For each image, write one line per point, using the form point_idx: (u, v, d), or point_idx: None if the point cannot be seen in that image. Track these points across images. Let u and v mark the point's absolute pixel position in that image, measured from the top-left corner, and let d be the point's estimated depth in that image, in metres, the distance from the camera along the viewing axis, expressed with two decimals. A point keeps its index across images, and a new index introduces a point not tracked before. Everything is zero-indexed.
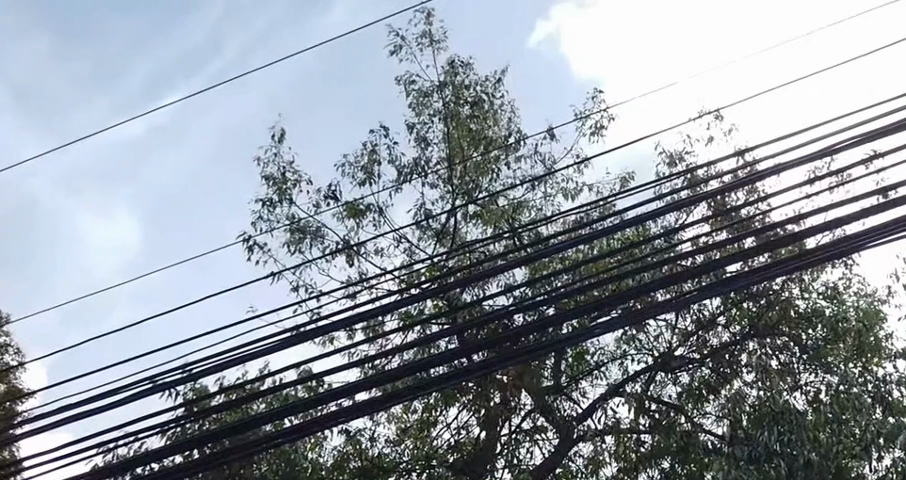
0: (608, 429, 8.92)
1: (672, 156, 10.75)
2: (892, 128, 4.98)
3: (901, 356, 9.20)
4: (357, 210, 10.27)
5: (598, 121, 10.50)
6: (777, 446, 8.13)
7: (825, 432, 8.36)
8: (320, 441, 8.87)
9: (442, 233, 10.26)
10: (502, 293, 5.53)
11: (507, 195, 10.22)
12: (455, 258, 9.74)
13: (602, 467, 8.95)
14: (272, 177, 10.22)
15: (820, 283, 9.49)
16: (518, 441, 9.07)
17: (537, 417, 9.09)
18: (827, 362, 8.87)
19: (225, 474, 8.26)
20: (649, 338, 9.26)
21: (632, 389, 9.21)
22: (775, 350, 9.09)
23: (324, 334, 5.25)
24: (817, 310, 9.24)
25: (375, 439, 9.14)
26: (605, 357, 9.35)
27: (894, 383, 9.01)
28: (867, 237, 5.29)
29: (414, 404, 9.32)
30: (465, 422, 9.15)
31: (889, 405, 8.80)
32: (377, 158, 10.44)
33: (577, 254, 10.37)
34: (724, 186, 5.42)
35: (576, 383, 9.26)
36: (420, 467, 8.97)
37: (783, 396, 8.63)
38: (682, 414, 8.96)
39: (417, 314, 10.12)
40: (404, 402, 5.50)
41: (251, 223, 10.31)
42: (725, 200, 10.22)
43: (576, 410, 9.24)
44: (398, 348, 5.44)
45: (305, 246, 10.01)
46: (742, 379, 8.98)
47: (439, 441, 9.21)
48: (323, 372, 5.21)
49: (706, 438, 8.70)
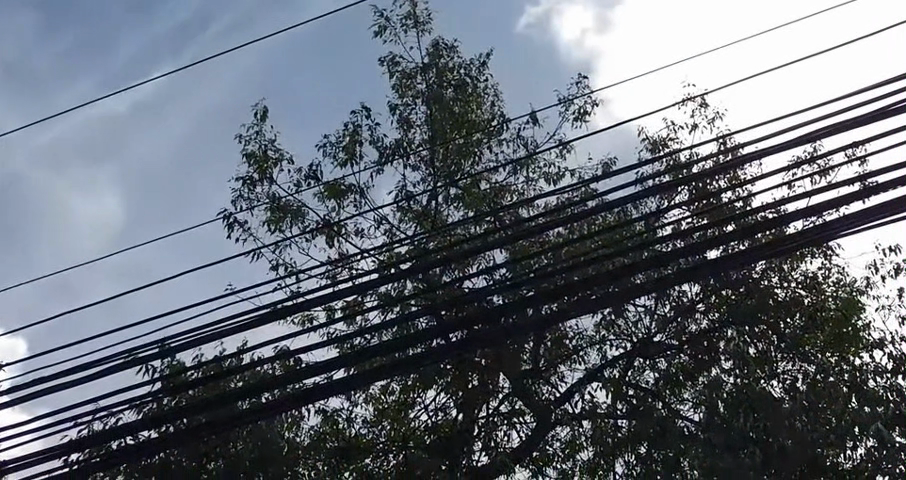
0: (586, 413, 8.97)
1: (656, 142, 10.78)
2: (870, 119, 5.12)
3: (878, 346, 9.25)
4: (338, 190, 10.24)
5: (582, 106, 10.49)
6: (752, 433, 8.02)
7: (801, 417, 8.25)
8: (297, 420, 8.86)
9: (423, 215, 10.26)
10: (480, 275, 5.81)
11: (490, 178, 10.28)
12: (437, 238, 9.73)
13: (580, 451, 8.99)
14: (253, 155, 10.19)
15: (799, 272, 9.62)
16: (495, 424, 9.09)
17: (515, 400, 9.13)
18: (805, 352, 9.03)
19: (201, 452, 8.25)
20: (628, 324, 9.36)
21: (611, 374, 9.25)
22: (754, 339, 9.08)
23: (304, 310, 5.42)
24: (796, 299, 9.32)
25: (352, 419, 9.16)
26: (584, 342, 9.40)
27: (870, 372, 9.06)
28: (845, 225, 5.37)
29: (391, 385, 9.39)
30: (442, 405, 9.18)
31: (865, 394, 8.76)
32: (359, 139, 10.41)
33: (558, 238, 10.43)
34: (707, 172, 5.59)
35: (555, 368, 9.29)
36: (396, 448, 9.04)
37: (760, 384, 8.64)
38: (659, 399, 9.01)
39: (397, 293, 10.17)
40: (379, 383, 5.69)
41: (231, 200, 10.28)
42: (707, 187, 10.26)
43: (554, 394, 9.27)
44: (376, 327, 5.72)
45: (285, 225, 9.98)
46: (720, 367, 9.07)
47: (416, 422, 9.23)
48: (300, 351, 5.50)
49: (683, 423, 8.71)
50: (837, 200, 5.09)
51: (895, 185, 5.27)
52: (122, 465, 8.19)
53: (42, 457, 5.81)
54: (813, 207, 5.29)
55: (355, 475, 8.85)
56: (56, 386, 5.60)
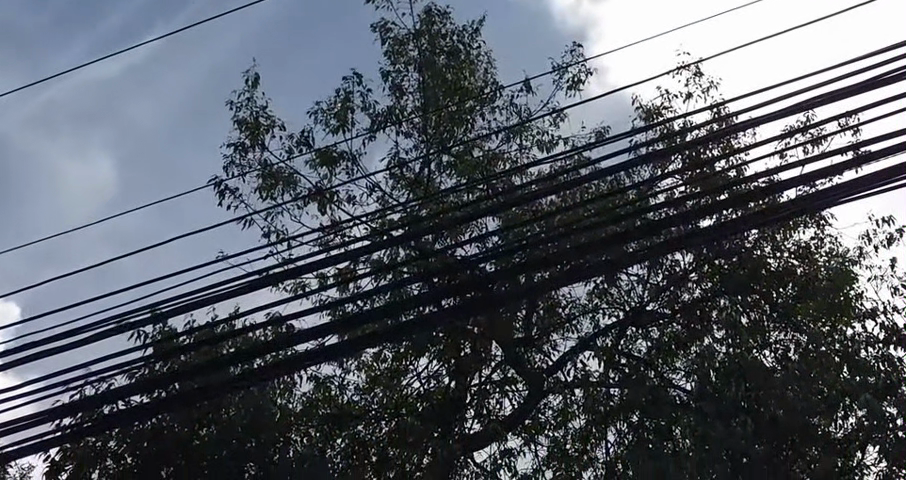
0: (578, 381, 8.97)
1: (650, 111, 10.76)
2: (864, 88, 5.12)
3: (870, 315, 9.27)
4: (330, 157, 10.20)
5: (575, 74, 10.46)
6: (743, 402, 8.04)
7: (793, 386, 8.23)
8: (289, 387, 8.87)
9: (415, 182, 10.23)
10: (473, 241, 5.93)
11: (483, 145, 10.25)
12: (429, 205, 9.71)
13: (572, 418, 8.93)
14: (245, 122, 10.14)
15: (791, 242, 9.65)
16: (488, 392, 9.11)
17: (507, 369, 9.18)
18: (797, 321, 9.06)
19: (194, 417, 8.25)
20: (621, 292, 9.38)
21: (603, 342, 9.27)
22: (746, 308, 9.16)
23: (295, 276, 5.46)
24: (788, 269, 9.37)
25: (344, 386, 9.17)
26: (576, 310, 9.41)
27: (862, 343, 9.07)
28: (840, 192, 5.36)
29: (384, 352, 9.40)
30: (435, 372, 9.19)
31: (856, 363, 8.79)
32: (351, 105, 10.36)
33: (551, 206, 10.43)
34: (702, 139, 5.59)
35: (548, 336, 9.28)
36: (389, 415, 9.05)
37: (752, 353, 8.65)
38: (651, 368, 9.00)
39: (390, 260, 10.16)
40: (367, 348, 5.72)
41: (222, 167, 10.24)
42: (700, 156, 10.24)
43: (546, 362, 9.29)
44: (370, 292, 5.80)
45: (277, 192, 9.95)
46: (712, 336, 9.05)
47: (409, 389, 9.24)
48: (287, 315, 5.64)
49: (675, 393, 8.72)
50: (830, 168, 5.10)
51: (889, 153, 5.27)
52: (115, 430, 8.22)
53: (32, 421, 5.80)
54: (807, 175, 5.30)
55: (347, 442, 8.84)
56: (46, 352, 5.59)
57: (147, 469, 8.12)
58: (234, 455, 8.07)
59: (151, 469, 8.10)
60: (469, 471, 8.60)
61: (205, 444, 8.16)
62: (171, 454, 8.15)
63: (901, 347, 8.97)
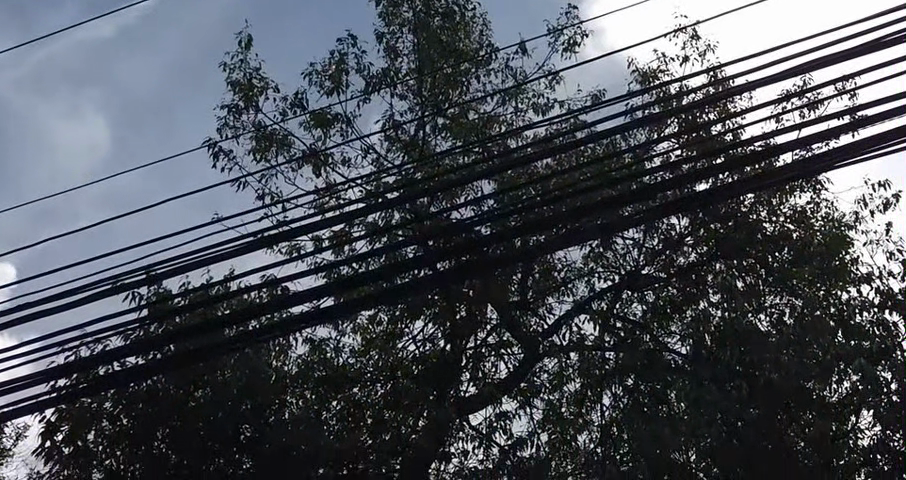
0: (574, 345, 8.98)
1: (646, 74, 10.72)
2: (861, 51, 5.09)
3: (866, 280, 9.27)
4: (324, 119, 10.16)
5: (570, 37, 10.40)
6: (739, 367, 8.07)
7: (788, 351, 8.18)
8: (284, 349, 8.87)
9: (410, 144, 10.20)
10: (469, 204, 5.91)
11: (478, 108, 10.21)
12: (424, 168, 9.68)
13: (567, 382, 8.96)
14: (238, 83, 10.09)
15: (787, 206, 9.64)
16: (484, 355, 9.13)
17: (502, 332, 9.18)
18: (793, 285, 8.99)
19: (189, 378, 8.25)
20: (617, 256, 9.38)
21: (599, 305, 9.26)
22: (743, 272, 9.17)
23: (289, 238, 5.44)
24: (784, 233, 9.30)
25: (340, 349, 9.18)
26: (572, 274, 9.41)
27: (857, 307, 9.09)
28: (837, 155, 5.35)
29: (379, 315, 9.40)
30: (430, 335, 9.19)
31: (851, 327, 8.81)
32: (345, 67, 10.31)
33: (546, 169, 10.41)
34: (698, 102, 5.56)
35: (543, 299, 9.29)
36: (385, 378, 9.07)
37: (748, 317, 8.67)
38: (646, 332, 9.00)
39: (385, 223, 10.15)
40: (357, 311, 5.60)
41: (216, 128, 10.20)
42: (696, 119, 10.22)
43: (542, 325, 9.31)
44: (364, 255, 5.74)
45: (271, 154, 9.91)
46: (708, 299, 9.09)
47: (404, 353, 9.24)
48: (284, 277, 5.63)
49: (670, 356, 8.73)
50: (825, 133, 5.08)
51: (886, 118, 5.25)
52: (110, 392, 8.21)
53: (28, 382, 5.80)
54: (803, 139, 5.29)
55: (342, 404, 8.88)
56: (41, 312, 5.58)
57: (143, 430, 8.16)
58: (230, 417, 8.10)
59: (147, 429, 8.16)
60: (464, 433, 8.65)
61: (200, 406, 8.21)
62: (167, 414, 8.19)
63: (896, 311, 8.99)
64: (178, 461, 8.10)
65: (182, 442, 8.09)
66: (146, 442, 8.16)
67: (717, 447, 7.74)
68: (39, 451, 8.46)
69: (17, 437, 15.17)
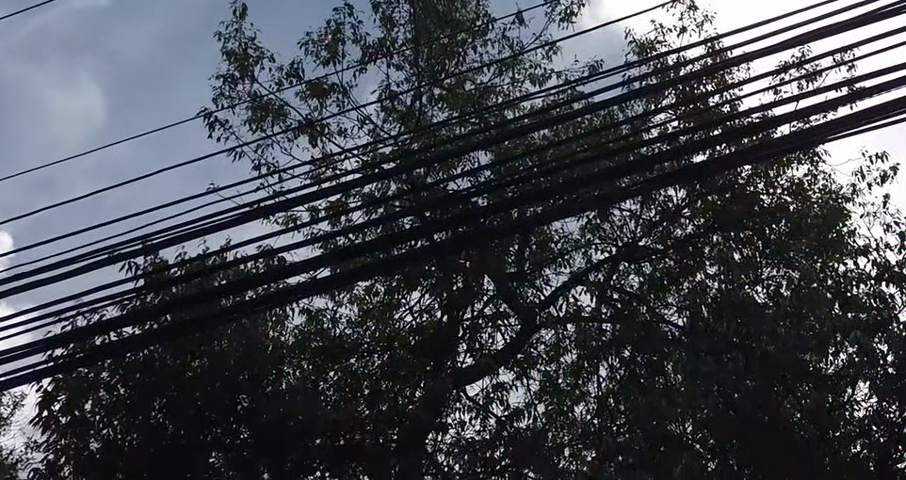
0: (570, 317, 8.99)
1: (643, 45, 10.69)
2: (860, 22, 5.07)
3: (863, 253, 9.28)
4: (320, 89, 10.13)
5: (568, 8, 10.36)
6: (736, 338, 8.16)
7: (784, 323, 8.20)
8: (281, 320, 8.87)
9: (406, 115, 10.17)
10: (464, 173, 5.81)
11: (474, 79, 10.18)
12: (420, 139, 9.66)
13: (563, 353, 8.99)
14: (233, 53, 10.05)
15: (785, 178, 9.63)
16: (481, 326, 9.14)
17: (500, 303, 9.23)
18: (790, 257, 9.02)
19: (186, 348, 8.25)
20: (613, 228, 9.37)
21: (595, 277, 9.27)
22: (740, 244, 9.16)
23: (285, 209, 5.44)
24: (781, 206, 9.29)
25: (337, 320, 9.18)
26: (569, 245, 9.40)
27: (854, 280, 9.10)
28: (835, 127, 5.34)
29: (376, 286, 9.41)
30: (427, 306, 9.20)
31: (848, 299, 8.82)
32: (342, 37, 10.27)
33: (543, 140, 10.39)
34: (696, 74, 5.54)
35: (540, 271, 9.29)
36: (382, 349, 9.08)
37: (744, 289, 8.68)
38: (643, 303, 9.02)
39: (382, 194, 10.15)
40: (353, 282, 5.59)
41: (212, 98, 10.17)
42: (693, 91, 10.20)
43: (539, 296, 9.29)
44: (358, 226, 5.70)
45: (267, 124, 9.88)
46: (705, 271, 9.09)
47: (401, 324, 9.24)
48: (282, 249, 5.64)
49: (667, 328, 8.74)
50: (824, 105, 5.07)
51: (884, 89, 5.24)
52: (107, 361, 8.21)
53: (26, 351, 5.80)
54: (801, 110, 5.28)
55: (340, 375, 8.89)
56: (38, 282, 5.58)
57: (140, 400, 8.17)
58: (227, 387, 8.14)
59: (144, 399, 8.16)
60: (461, 404, 8.65)
61: (197, 376, 8.22)
62: (163, 384, 8.20)
63: (893, 283, 9.01)
64: (175, 431, 8.13)
65: (178, 412, 8.09)
66: (143, 412, 8.17)
67: (713, 418, 7.76)
68: (36, 421, 8.48)
69: (16, 407, 15.19)
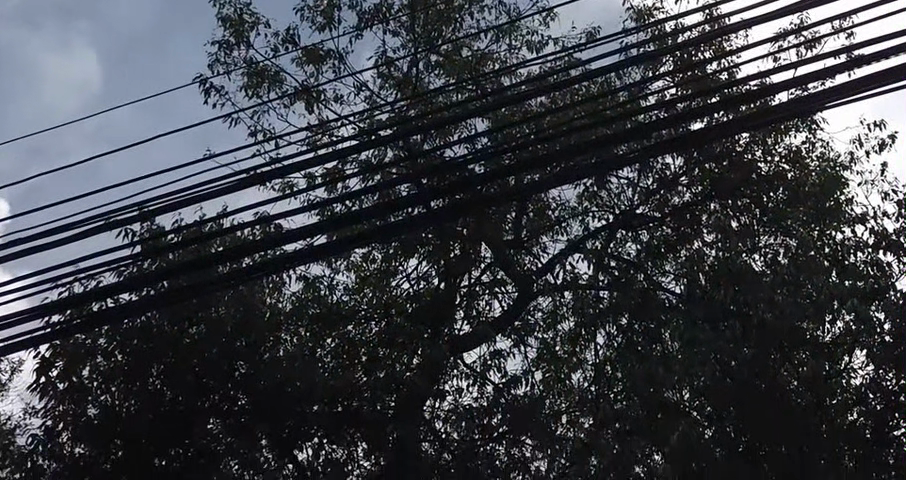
0: (568, 284, 9.00)
1: (641, 12, 10.64)
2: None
3: (860, 221, 9.28)
4: (317, 55, 10.08)
5: None
6: (733, 306, 8.14)
7: (781, 290, 8.21)
8: (277, 287, 8.87)
9: (403, 81, 10.13)
10: (460, 140, 5.76)
11: (471, 45, 10.14)
12: (417, 105, 9.63)
13: (561, 321, 8.95)
14: (229, 18, 9.99)
15: (782, 146, 9.61)
16: (478, 293, 9.16)
17: (497, 271, 9.24)
18: (788, 226, 8.99)
19: (182, 315, 8.23)
20: (611, 195, 9.37)
21: (593, 245, 9.26)
22: (738, 212, 9.16)
23: (282, 176, 5.42)
24: (779, 173, 9.27)
25: (334, 287, 9.19)
26: (566, 213, 9.39)
27: (852, 248, 9.10)
28: (832, 95, 5.34)
29: (373, 253, 9.41)
30: (424, 273, 9.20)
31: (845, 267, 8.82)
32: (338, 3, 10.21)
33: (540, 108, 10.36)
34: (693, 41, 5.51)
35: (537, 238, 9.30)
36: (379, 316, 9.09)
37: (741, 257, 8.69)
38: (640, 270, 9.00)
39: (378, 161, 10.12)
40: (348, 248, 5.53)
41: (208, 65, 10.12)
42: (691, 58, 10.16)
43: (536, 264, 9.34)
44: (354, 193, 5.67)
45: (263, 90, 9.84)
46: (702, 239, 9.10)
47: (398, 291, 9.24)
48: (277, 215, 5.61)
49: (664, 295, 8.75)
50: (822, 71, 5.06)
51: (883, 56, 5.22)
52: (105, 328, 8.21)
53: (23, 317, 5.80)
54: (799, 77, 5.26)
55: (337, 342, 8.92)
56: (34, 249, 5.57)
57: (138, 366, 8.19)
58: (224, 353, 8.17)
59: (142, 366, 8.19)
60: (458, 372, 8.66)
61: (194, 343, 8.22)
62: (160, 351, 8.21)
63: (890, 252, 9.01)
64: (173, 398, 8.18)
65: (177, 379, 8.16)
66: (142, 378, 8.22)
67: (710, 386, 7.77)
68: (33, 387, 8.50)
69: (13, 372, 15.21)
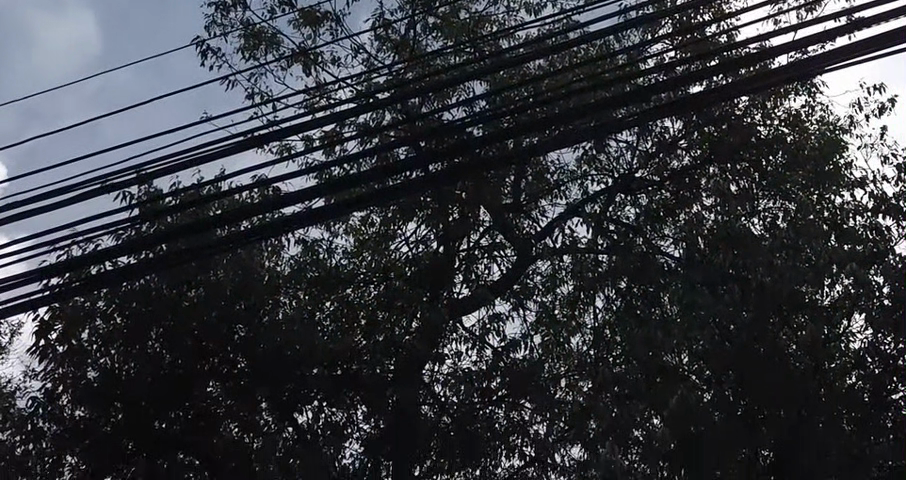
0: (567, 248, 9.00)
1: None
2: None
3: (859, 185, 9.28)
4: (314, 18, 10.02)
5: None
6: (732, 270, 8.13)
7: (781, 255, 8.22)
8: (276, 250, 8.87)
9: (401, 44, 10.08)
10: (459, 103, 5.73)
11: (469, 8, 10.08)
12: (415, 68, 9.59)
13: (559, 285, 8.99)
14: None
15: (782, 109, 9.59)
16: (477, 257, 9.16)
17: (496, 235, 9.22)
18: (787, 190, 8.97)
19: (180, 278, 8.23)
20: (609, 159, 9.35)
21: (592, 209, 9.25)
22: (737, 176, 9.17)
23: (280, 139, 5.40)
24: (778, 137, 9.24)
25: (333, 251, 9.19)
26: (565, 177, 9.38)
27: (851, 212, 9.10)
28: (832, 58, 5.32)
29: (372, 217, 9.41)
30: (423, 237, 9.20)
31: (844, 231, 8.82)
32: None
33: (539, 70, 10.32)
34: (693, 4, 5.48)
35: (536, 203, 9.29)
36: (378, 280, 9.09)
37: (740, 221, 8.69)
38: (639, 234, 8.95)
39: (376, 124, 10.09)
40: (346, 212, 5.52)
41: (204, 27, 10.07)
42: (690, 21, 10.11)
43: (535, 229, 9.34)
44: (353, 155, 5.65)
45: (260, 53, 9.79)
46: (701, 203, 9.10)
47: (397, 254, 9.24)
48: (276, 178, 5.60)
49: (663, 259, 8.76)
50: (823, 35, 5.04)
51: (884, 19, 5.20)
52: (104, 291, 8.20)
53: (21, 280, 5.80)
54: (799, 41, 5.24)
55: (336, 306, 8.93)
56: (31, 211, 5.56)
57: (138, 329, 8.19)
58: (223, 316, 8.18)
59: (141, 329, 8.20)
60: (457, 335, 8.68)
61: (194, 306, 8.24)
62: (160, 314, 8.22)
63: (889, 216, 9.01)
64: (172, 361, 8.20)
65: (177, 341, 8.18)
66: (141, 341, 8.22)
67: (709, 350, 7.82)
68: (33, 350, 8.51)
69: (12, 334, 15.24)
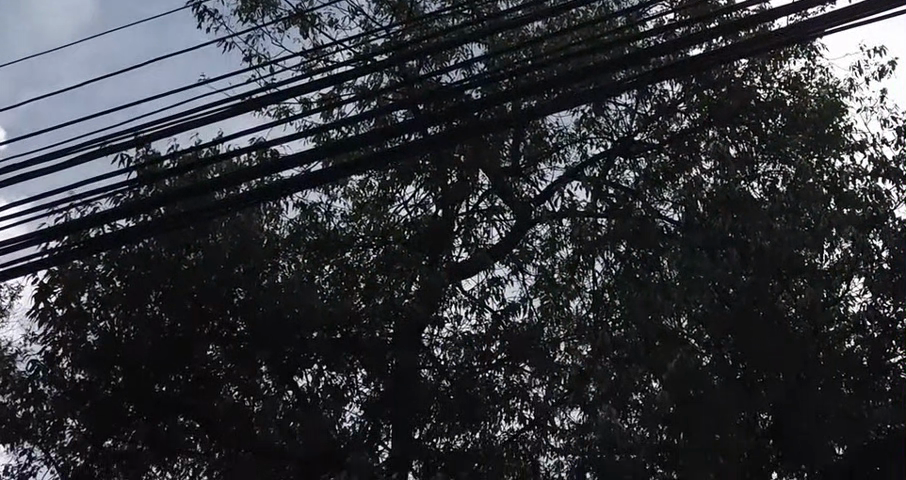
0: (566, 212, 8.99)
1: None
2: None
3: (859, 148, 9.27)
4: None
5: None
6: (730, 233, 8.17)
7: (780, 219, 8.24)
8: (275, 214, 8.87)
9: (399, 6, 10.03)
10: (456, 65, 5.68)
11: None
12: (413, 31, 9.55)
13: (558, 248, 8.98)
14: None
15: (781, 72, 9.56)
16: (476, 220, 9.15)
17: (495, 199, 9.19)
18: (785, 153, 8.89)
19: (179, 242, 8.23)
20: (609, 122, 9.34)
21: (591, 173, 9.24)
22: (736, 139, 9.14)
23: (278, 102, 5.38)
24: (778, 100, 9.22)
25: (332, 214, 9.19)
26: (564, 140, 9.36)
27: (851, 175, 9.09)
28: (832, 20, 5.29)
29: (371, 181, 9.42)
30: (422, 201, 9.19)
31: (843, 194, 8.82)
32: None
33: (537, 32, 10.28)
34: None
35: (535, 166, 9.29)
36: (377, 243, 9.07)
37: (739, 185, 8.69)
38: (639, 198, 8.90)
39: (374, 87, 10.05)
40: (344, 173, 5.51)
41: None
42: None
43: (534, 192, 9.33)
44: (353, 118, 5.63)
45: (257, 15, 9.75)
46: (701, 167, 9.10)
47: (396, 218, 9.24)
48: (273, 140, 5.58)
49: (662, 223, 8.75)
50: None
51: None
52: (103, 254, 8.20)
53: (20, 244, 5.80)
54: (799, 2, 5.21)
55: (335, 269, 8.91)
56: (29, 174, 5.55)
57: (138, 292, 8.20)
58: (223, 280, 8.18)
59: (141, 292, 8.21)
60: (457, 299, 8.69)
61: (194, 269, 8.25)
62: (159, 277, 8.22)
63: (889, 179, 9.00)
64: (173, 324, 8.23)
65: (178, 305, 8.22)
66: (141, 304, 8.24)
67: (709, 313, 7.91)
68: (33, 314, 8.53)
69: (12, 297, 15.24)
